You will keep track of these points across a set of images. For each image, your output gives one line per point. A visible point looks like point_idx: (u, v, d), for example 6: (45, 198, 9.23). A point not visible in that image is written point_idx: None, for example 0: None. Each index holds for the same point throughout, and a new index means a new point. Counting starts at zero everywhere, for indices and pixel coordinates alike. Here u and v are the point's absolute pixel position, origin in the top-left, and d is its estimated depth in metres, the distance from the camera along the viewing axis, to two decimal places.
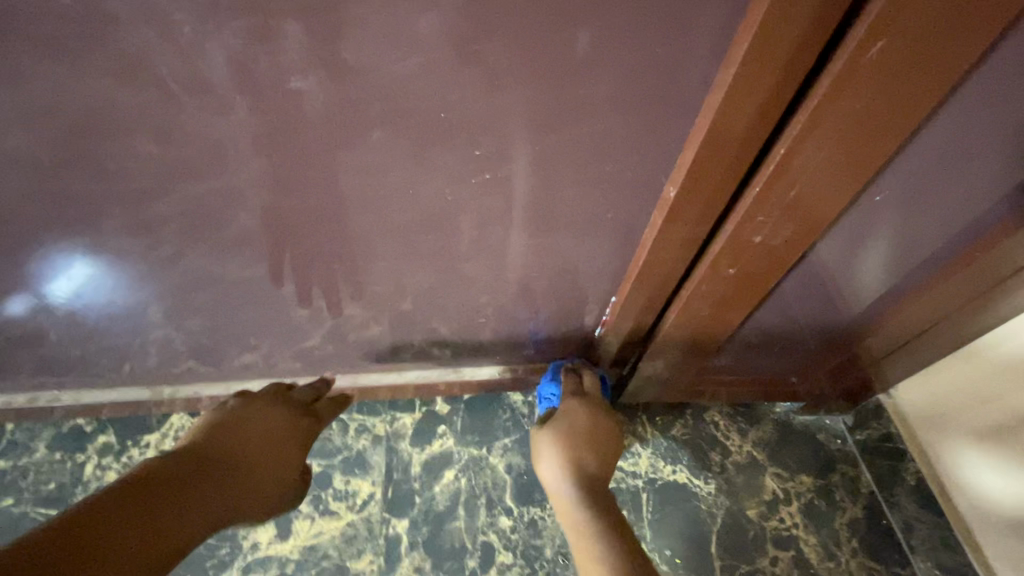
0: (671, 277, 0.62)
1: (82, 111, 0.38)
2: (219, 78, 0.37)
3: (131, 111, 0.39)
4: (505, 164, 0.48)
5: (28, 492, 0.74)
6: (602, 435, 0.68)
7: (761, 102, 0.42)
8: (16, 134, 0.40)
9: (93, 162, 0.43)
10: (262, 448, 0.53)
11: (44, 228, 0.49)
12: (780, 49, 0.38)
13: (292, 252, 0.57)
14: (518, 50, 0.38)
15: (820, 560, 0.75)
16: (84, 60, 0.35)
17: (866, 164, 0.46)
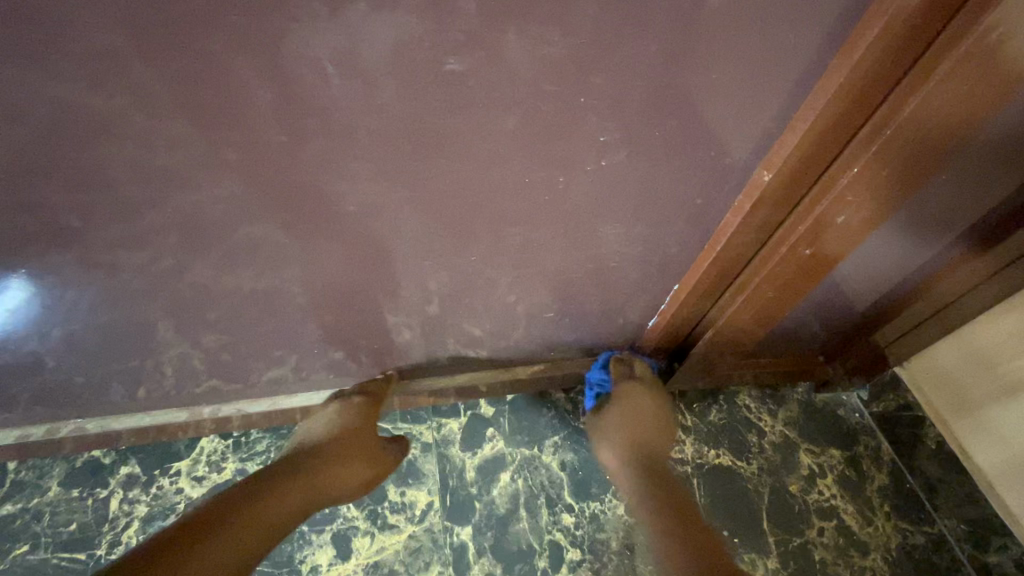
0: (740, 261, 0.65)
1: (216, 91, 0.38)
2: (374, 58, 0.38)
3: (267, 90, 0.39)
4: (610, 153, 0.49)
5: (45, 537, 0.66)
6: (657, 419, 0.72)
7: (868, 81, 0.46)
8: (134, 118, 0.39)
9: (208, 147, 0.42)
10: (326, 464, 0.62)
11: (113, 223, 0.46)
12: (899, 31, 0.42)
13: (357, 249, 0.55)
14: (660, 35, 0.40)
15: (860, 526, 0.79)
16: (244, 35, 0.35)
17: (949, 147, 0.50)
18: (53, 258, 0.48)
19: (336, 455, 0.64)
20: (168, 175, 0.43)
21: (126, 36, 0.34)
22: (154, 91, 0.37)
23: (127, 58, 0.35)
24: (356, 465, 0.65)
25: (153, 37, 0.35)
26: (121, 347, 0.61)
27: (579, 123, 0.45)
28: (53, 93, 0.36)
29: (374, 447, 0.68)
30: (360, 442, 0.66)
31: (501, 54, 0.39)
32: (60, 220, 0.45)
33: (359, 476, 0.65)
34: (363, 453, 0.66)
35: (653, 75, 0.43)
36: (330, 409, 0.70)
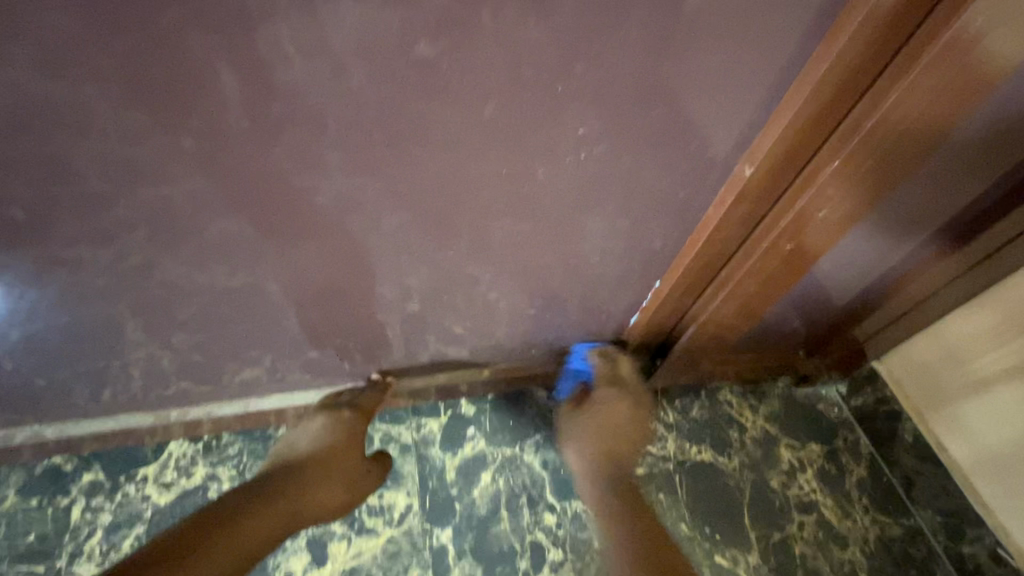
0: (722, 256, 0.64)
1: (172, 79, 0.36)
2: (344, 44, 0.36)
3: (229, 77, 0.36)
4: (591, 146, 0.48)
5: (2, 548, 0.63)
6: (635, 418, 0.69)
7: (850, 73, 0.45)
8: (82, 108, 0.36)
9: (168, 139, 0.39)
10: (310, 483, 0.58)
11: (65, 219, 0.44)
12: (880, 22, 0.42)
13: (330, 245, 0.53)
14: (642, 23, 0.39)
15: (839, 520, 0.80)
16: (202, 19, 0.33)
17: (928, 140, 0.50)
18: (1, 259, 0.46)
19: (319, 477, 0.59)
20: (123, 169, 0.41)
21: (72, 20, 0.32)
22: (105, 80, 0.35)
23: (75, 42, 0.33)
24: (334, 488, 0.60)
25: (100, 21, 0.32)
26: (82, 350, 0.58)
27: (560, 115, 0.44)
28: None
29: (355, 468, 0.64)
30: (343, 463, 0.62)
31: (480, 39, 0.38)
32: (10, 214, 0.42)
33: (336, 500, 0.60)
34: (343, 476, 0.62)
35: (636, 66, 0.42)
36: (316, 422, 0.65)
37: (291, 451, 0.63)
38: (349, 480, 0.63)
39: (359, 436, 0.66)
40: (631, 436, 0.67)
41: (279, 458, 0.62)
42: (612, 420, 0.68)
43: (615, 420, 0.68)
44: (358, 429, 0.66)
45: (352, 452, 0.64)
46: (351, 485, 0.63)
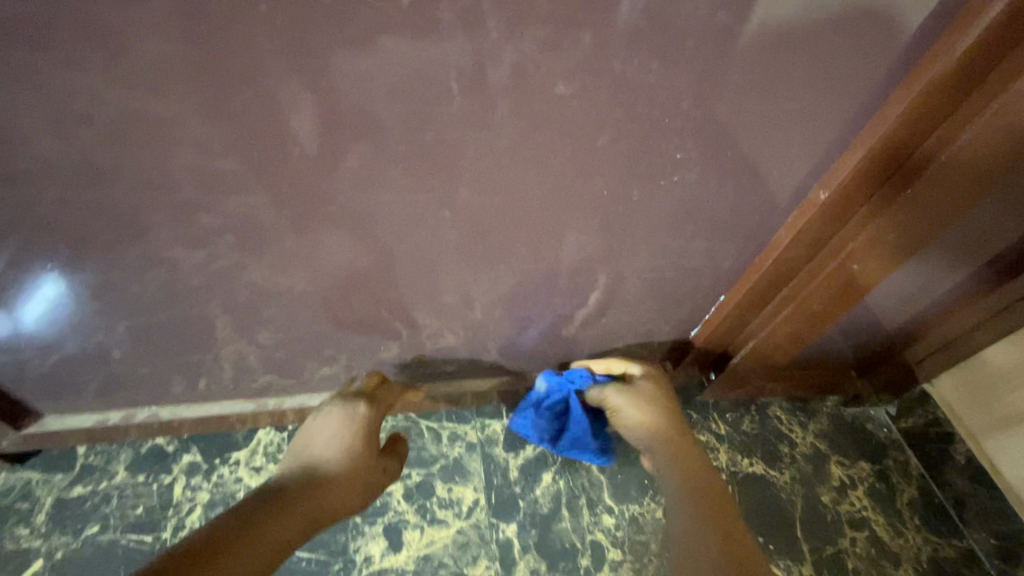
0: (789, 275, 0.68)
1: (342, 105, 0.43)
2: (496, 81, 0.42)
3: (391, 106, 0.43)
4: (684, 170, 0.53)
5: (114, 518, 0.69)
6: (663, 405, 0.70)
7: (929, 109, 0.49)
8: (250, 124, 0.43)
9: (328, 153, 0.46)
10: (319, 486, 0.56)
11: (205, 215, 0.50)
12: (961, 65, 0.45)
13: (414, 254, 0.59)
14: (749, 64, 0.44)
15: (891, 538, 0.81)
16: (384, 57, 0.40)
17: (998, 172, 0.53)
18: (138, 251, 0.52)
19: (333, 477, 0.57)
20: (281, 177, 0.48)
21: (287, 56, 0.39)
22: (287, 104, 0.42)
23: (282, 71, 0.40)
24: (346, 487, 0.58)
25: (305, 58, 0.39)
26: (182, 341, 0.65)
27: (659, 143, 0.49)
28: (208, 98, 0.41)
29: (368, 470, 0.60)
30: (353, 464, 0.59)
31: (606, 77, 0.43)
32: (175, 214, 0.49)
33: (347, 501, 0.57)
34: (356, 473, 0.59)
35: (734, 102, 0.47)
36: (330, 415, 0.63)
37: (308, 449, 0.60)
38: (363, 479, 0.59)
39: (372, 434, 0.63)
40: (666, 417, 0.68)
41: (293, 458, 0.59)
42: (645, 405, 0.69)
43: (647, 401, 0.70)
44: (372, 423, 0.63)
45: (366, 449, 0.61)
46: (363, 484, 0.59)
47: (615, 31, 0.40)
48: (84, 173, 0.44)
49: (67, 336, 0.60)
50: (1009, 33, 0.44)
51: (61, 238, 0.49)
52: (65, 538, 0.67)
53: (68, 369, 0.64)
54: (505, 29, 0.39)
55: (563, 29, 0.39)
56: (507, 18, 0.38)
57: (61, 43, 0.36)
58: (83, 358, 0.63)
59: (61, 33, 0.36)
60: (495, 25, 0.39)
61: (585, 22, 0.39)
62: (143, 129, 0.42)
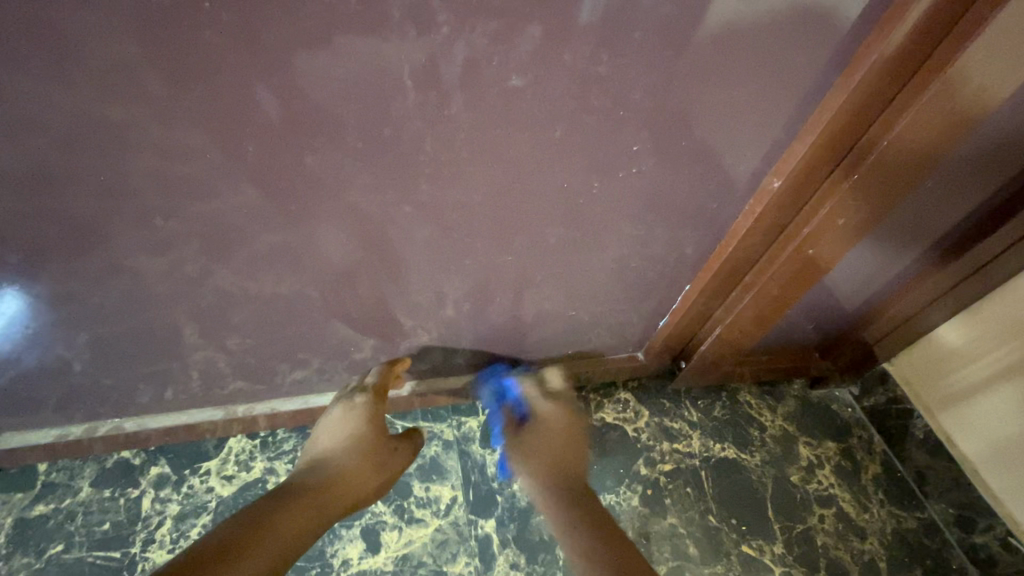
0: (747, 260, 0.70)
1: (299, 105, 0.42)
2: (450, 77, 0.43)
3: (347, 107, 0.43)
4: (639, 161, 0.54)
5: (79, 536, 0.67)
6: (567, 444, 0.74)
7: (866, 98, 0.52)
8: (201, 125, 0.42)
9: (283, 155, 0.46)
10: (340, 478, 0.62)
11: (161, 222, 0.49)
12: (891, 56, 0.48)
13: (383, 254, 0.59)
14: (694, 56, 0.46)
15: (857, 513, 0.84)
16: (334, 57, 0.40)
17: (936, 155, 0.55)
18: (93, 261, 0.51)
19: (338, 472, 0.62)
20: (238, 176, 0.47)
21: (236, 55, 0.38)
22: (240, 108, 0.42)
23: (242, 72, 0.39)
24: (365, 473, 0.64)
25: (254, 58, 0.39)
26: (147, 351, 0.63)
27: (617, 134, 0.51)
28: (160, 103, 0.40)
29: (382, 449, 0.67)
30: (370, 446, 0.66)
31: (558, 70, 0.44)
32: (139, 219, 0.48)
33: (371, 485, 0.64)
34: (369, 457, 0.65)
35: (685, 94, 0.49)
36: (333, 416, 0.69)
37: (320, 450, 0.66)
38: (378, 460, 0.66)
39: (376, 417, 0.69)
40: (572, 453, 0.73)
41: (307, 461, 0.65)
42: (548, 441, 0.73)
43: (557, 432, 0.74)
44: (371, 408, 0.69)
45: (371, 432, 0.67)
46: (381, 465, 0.66)
47: (561, 25, 0.41)
48: (32, 180, 0.43)
49: (21, 348, 0.58)
50: (932, 27, 0.46)
51: (12, 248, 0.48)
52: (28, 559, 0.65)
53: (25, 384, 0.62)
54: (453, 24, 0.39)
55: (510, 25, 0.40)
56: (456, 14, 0.39)
57: (4, 48, 0.35)
58: (39, 373, 0.61)
59: (4, 41, 0.35)
60: (445, 19, 0.39)
61: (531, 16, 0.40)
62: (96, 133, 0.41)
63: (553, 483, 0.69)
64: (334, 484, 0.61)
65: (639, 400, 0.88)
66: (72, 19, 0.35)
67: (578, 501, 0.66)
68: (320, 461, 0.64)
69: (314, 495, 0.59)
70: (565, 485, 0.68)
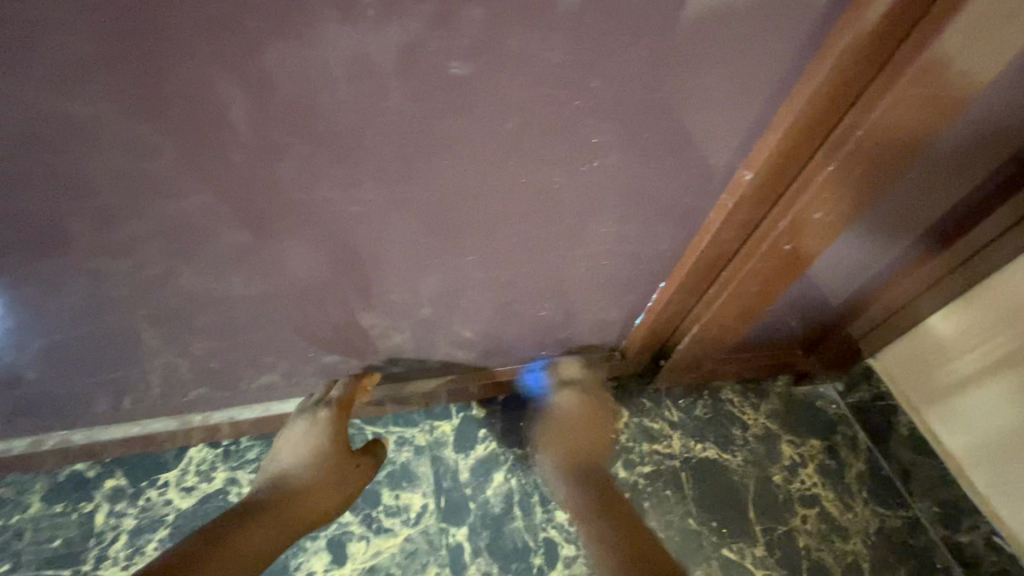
0: (724, 256, 0.67)
1: (225, 98, 0.39)
2: (387, 66, 0.40)
3: (279, 99, 0.40)
4: (605, 154, 0.52)
5: (28, 554, 0.65)
6: (590, 426, 0.75)
7: (840, 85, 0.49)
8: (119, 123, 0.39)
9: (216, 153, 0.43)
10: (300, 497, 0.63)
11: (91, 227, 0.46)
12: (864, 39, 0.45)
13: (343, 254, 0.56)
14: (654, 43, 0.43)
15: (840, 512, 0.82)
16: (256, 45, 0.37)
17: (916, 144, 0.53)
18: (22, 271, 0.48)
19: (298, 491, 0.64)
20: (167, 176, 0.43)
21: (145, 44, 0.35)
22: (160, 103, 0.38)
23: (153, 63, 0.36)
24: (327, 489, 0.65)
25: (165, 46, 0.35)
26: (95, 362, 0.60)
27: (578, 126, 0.48)
28: (67, 100, 0.37)
29: (345, 465, 0.68)
30: (332, 463, 0.66)
31: (505, 58, 0.41)
32: (64, 226, 0.45)
33: (333, 501, 0.65)
34: (332, 473, 0.66)
35: (646, 84, 0.46)
36: (296, 430, 0.68)
37: (283, 465, 0.66)
38: (341, 476, 0.67)
39: (340, 432, 0.68)
40: (584, 432, 0.75)
41: (269, 475, 0.66)
42: (569, 430, 0.74)
43: (568, 417, 0.76)
44: (335, 425, 0.68)
45: (335, 449, 0.67)
46: (343, 480, 0.67)
47: (502, 9, 0.38)
48: None
49: None
50: (903, 13, 0.44)
51: None
52: None
53: None
54: (383, 9, 0.36)
55: (447, 7, 0.37)
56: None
57: None
58: None
59: None
60: (372, 3, 0.36)
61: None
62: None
63: (570, 471, 0.71)
64: (294, 503, 0.63)
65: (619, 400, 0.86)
66: None
67: (581, 488, 0.67)
68: (281, 478, 0.65)
69: (273, 514, 0.61)
70: (577, 475, 0.69)
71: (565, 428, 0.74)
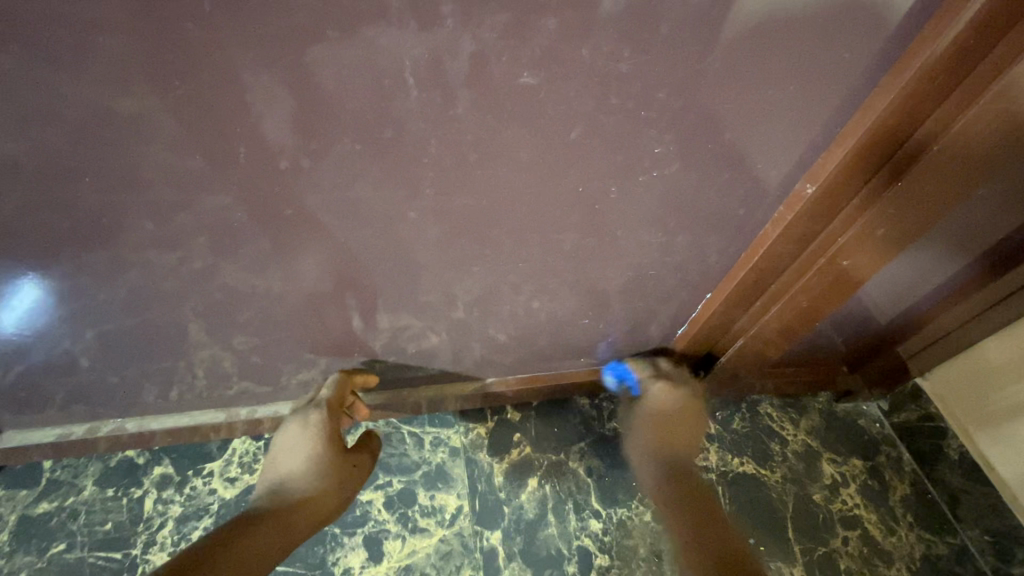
0: (776, 270, 0.66)
1: (295, 103, 0.40)
2: (456, 73, 0.40)
3: (348, 105, 0.41)
4: (661, 164, 0.51)
5: (81, 536, 0.67)
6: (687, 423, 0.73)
7: (916, 100, 0.47)
8: (191, 122, 0.40)
9: (277, 155, 0.44)
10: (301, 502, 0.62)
11: (158, 221, 0.47)
12: (944, 52, 0.44)
13: (389, 255, 0.56)
14: (723, 54, 0.42)
15: (883, 536, 0.80)
16: (333, 50, 0.37)
17: (990, 165, 0.52)
18: (86, 262, 0.49)
19: (301, 495, 0.62)
20: (232, 176, 0.45)
21: (225, 48, 0.36)
22: (235, 104, 0.39)
23: (232, 64, 0.37)
24: (329, 491, 0.64)
25: (249, 50, 0.36)
26: (145, 351, 0.62)
27: (637, 135, 0.47)
28: (148, 101, 0.38)
29: (341, 466, 0.66)
30: (330, 462, 0.65)
31: (569, 66, 0.41)
32: (131, 222, 0.46)
33: (335, 503, 0.64)
34: (331, 476, 0.64)
35: (709, 95, 0.45)
36: (289, 433, 0.66)
37: (282, 472, 0.65)
38: (338, 477, 0.65)
39: (331, 432, 0.66)
40: (687, 430, 0.73)
41: (269, 485, 0.64)
42: (660, 427, 0.73)
43: (668, 412, 0.74)
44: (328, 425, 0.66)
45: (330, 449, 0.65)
46: (342, 485, 0.65)
47: (577, 17, 0.38)
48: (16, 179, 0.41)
49: (17, 348, 0.56)
50: (986, 32, 0.43)
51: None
52: (30, 557, 0.65)
53: (25, 384, 0.61)
54: (461, 17, 0.37)
55: (521, 16, 0.37)
56: (462, 5, 0.36)
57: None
58: (34, 373, 0.60)
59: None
60: (448, 12, 0.36)
61: (547, 9, 0.37)
62: (77, 131, 0.39)
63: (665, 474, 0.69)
64: (295, 510, 0.61)
65: None
66: (43, 10, 0.32)
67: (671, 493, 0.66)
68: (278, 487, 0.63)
69: (280, 515, 0.60)
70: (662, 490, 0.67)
71: (673, 422, 0.73)
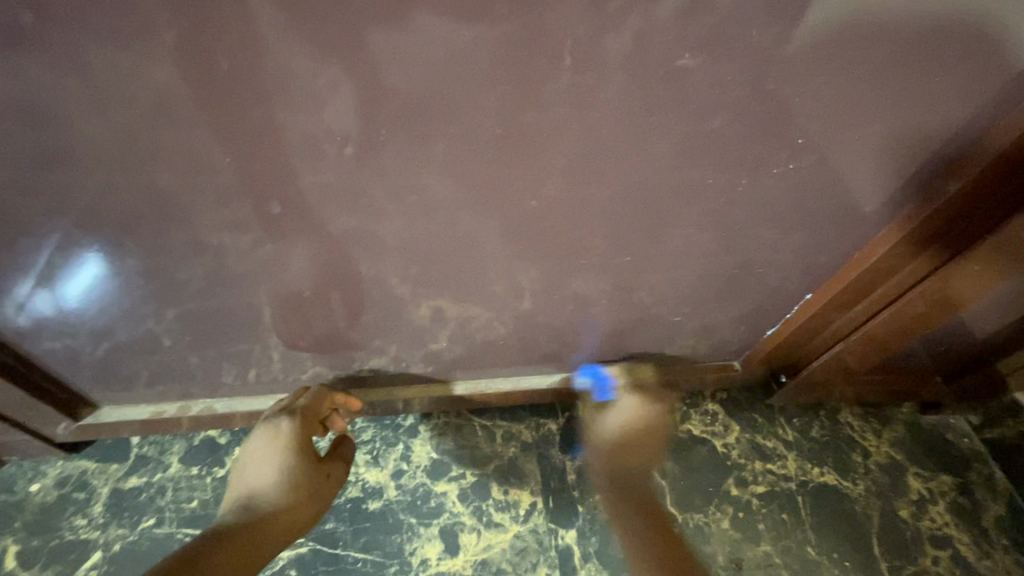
0: (889, 273, 0.63)
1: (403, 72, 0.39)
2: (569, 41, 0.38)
3: (457, 75, 0.39)
4: (770, 149, 0.48)
5: (169, 511, 0.68)
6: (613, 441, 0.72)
7: None
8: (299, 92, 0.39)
9: (383, 131, 0.42)
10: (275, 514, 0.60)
11: (259, 203, 0.47)
12: None
13: (476, 241, 0.55)
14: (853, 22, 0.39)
15: (977, 557, 0.75)
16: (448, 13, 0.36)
17: None
18: (185, 242, 0.50)
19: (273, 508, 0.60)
20: (336, 155, 0.44)
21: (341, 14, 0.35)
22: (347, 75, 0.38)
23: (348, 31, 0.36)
24: (301, 502, 0.62)
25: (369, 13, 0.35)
26: (225, 333, 0.62)
27: (748, 112, 0.45)
28: (260, 73, 0.37)
29: (315, 476, 0.64)
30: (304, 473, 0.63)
31: (689, 35, 0.39)
32: (234, 203, 0.46)
33: (309, 514, 0.62)
34: (304, 486, 0.63)
35: (831, 74, 0.43)
36: (257, 444, 0.64)
37: (252, 483, 0.63)
38: (311, 488, 0.63)
39: (305, 443, 0.65)
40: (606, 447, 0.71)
41: (241, 497, 0.62)
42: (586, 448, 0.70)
43: None
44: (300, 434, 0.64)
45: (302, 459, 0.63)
46: (314, 493, 0.63)
47: None
48: (126, 157, 0.42)
49: (108, 324, 0.58)
50: None
51: (104, 225, 0.47)
52: (122, 530, 0.67)
53: (112, 360, 0.63)
54: None
55: None
56: None
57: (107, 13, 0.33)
58: (120, 350, 0.61)
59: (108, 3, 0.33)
60: None
61: None
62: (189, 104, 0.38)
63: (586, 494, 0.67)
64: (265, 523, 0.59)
65: (730, 414, 0.82)
66: None
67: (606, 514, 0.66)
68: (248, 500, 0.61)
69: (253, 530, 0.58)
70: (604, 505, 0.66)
71: None
